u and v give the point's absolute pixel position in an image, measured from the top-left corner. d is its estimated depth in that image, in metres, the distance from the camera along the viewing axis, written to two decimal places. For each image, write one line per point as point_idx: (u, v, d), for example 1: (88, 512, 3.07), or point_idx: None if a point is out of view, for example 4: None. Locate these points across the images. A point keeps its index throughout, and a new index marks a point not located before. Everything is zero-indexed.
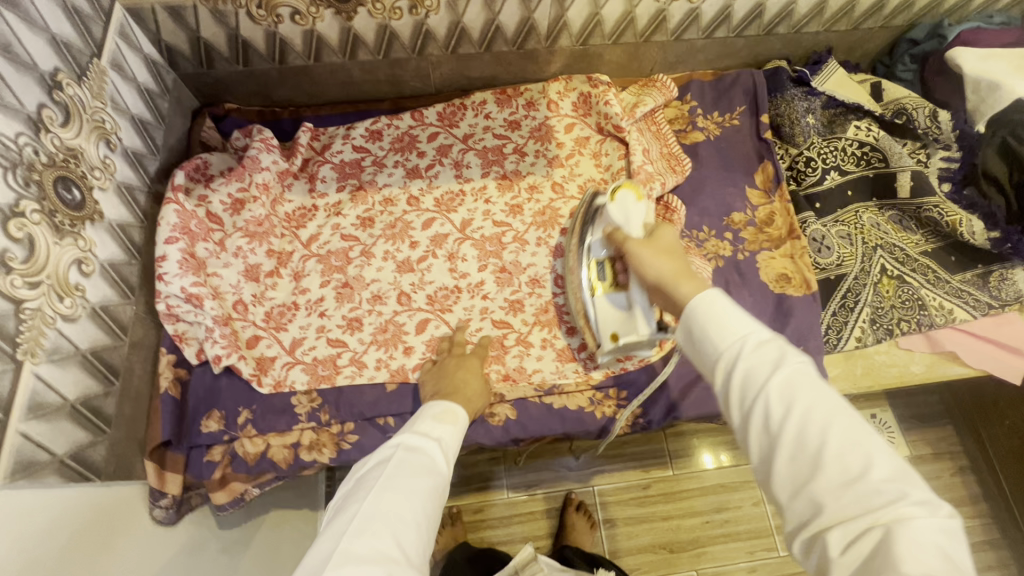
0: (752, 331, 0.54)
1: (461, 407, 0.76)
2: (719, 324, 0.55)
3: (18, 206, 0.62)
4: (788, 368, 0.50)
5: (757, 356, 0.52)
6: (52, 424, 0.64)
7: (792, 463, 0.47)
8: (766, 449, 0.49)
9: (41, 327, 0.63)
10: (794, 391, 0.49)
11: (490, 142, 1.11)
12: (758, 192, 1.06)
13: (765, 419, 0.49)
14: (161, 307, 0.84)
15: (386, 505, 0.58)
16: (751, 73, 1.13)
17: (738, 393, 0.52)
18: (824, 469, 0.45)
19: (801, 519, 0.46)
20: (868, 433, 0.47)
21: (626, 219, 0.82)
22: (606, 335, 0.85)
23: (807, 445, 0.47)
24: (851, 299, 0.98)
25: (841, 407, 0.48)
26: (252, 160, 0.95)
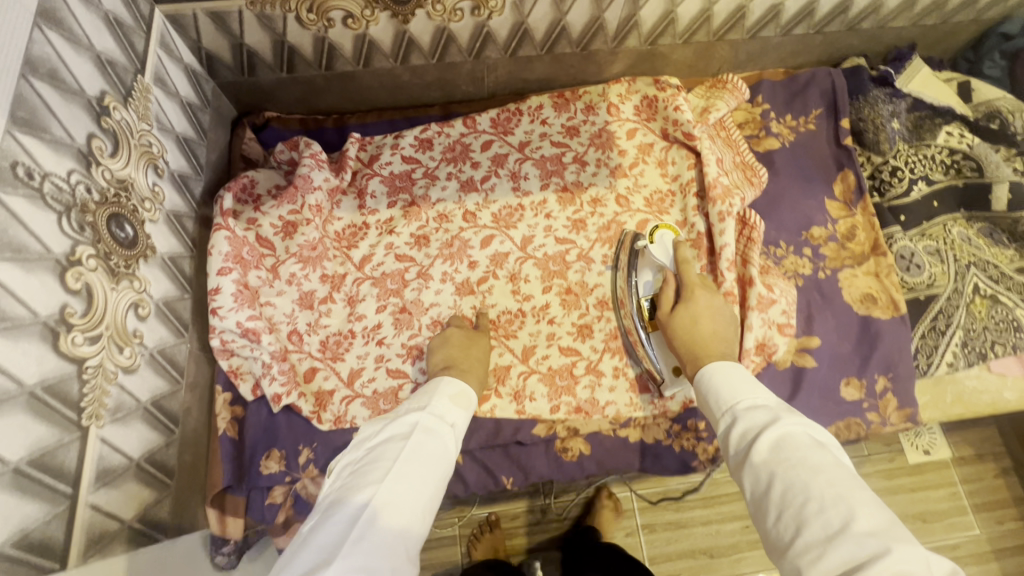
0: (749, 397, 0.60)
1: (471, 392, 0.73)
2: (722, 391, 0.63)
3: (75, 253, 0.56)
4: (776, 426, 0.54)
5: (751, 415, 0.57)
6: (120, 488, 0.59)
7: (783, 518, 0.48)
8: (760, 504, 0.52)
9: (103, 385, 0.58)
10: (781, 448, 0.52)
11: (548, 151, 1.03)
12: (838, 204, 0.99)
13: (753, 472, 0.52)
14: (216, 343, 0.79)
15: (403, 491, 0.55)
16: (828, 72, 1.05)
17: (734, 448, 0.57)
18: (807, 523, 0.46)
19: (793, 569, 0.46)
20: (855, 491, 0.47)
21: (665, 254, 0.86)
22: (668, 368, 0.84)
23: (793, 501, 0.48)
24: (941, 321, 0.92)
25: (827, 466, 0.49)
26: (305, 180, 0.87)
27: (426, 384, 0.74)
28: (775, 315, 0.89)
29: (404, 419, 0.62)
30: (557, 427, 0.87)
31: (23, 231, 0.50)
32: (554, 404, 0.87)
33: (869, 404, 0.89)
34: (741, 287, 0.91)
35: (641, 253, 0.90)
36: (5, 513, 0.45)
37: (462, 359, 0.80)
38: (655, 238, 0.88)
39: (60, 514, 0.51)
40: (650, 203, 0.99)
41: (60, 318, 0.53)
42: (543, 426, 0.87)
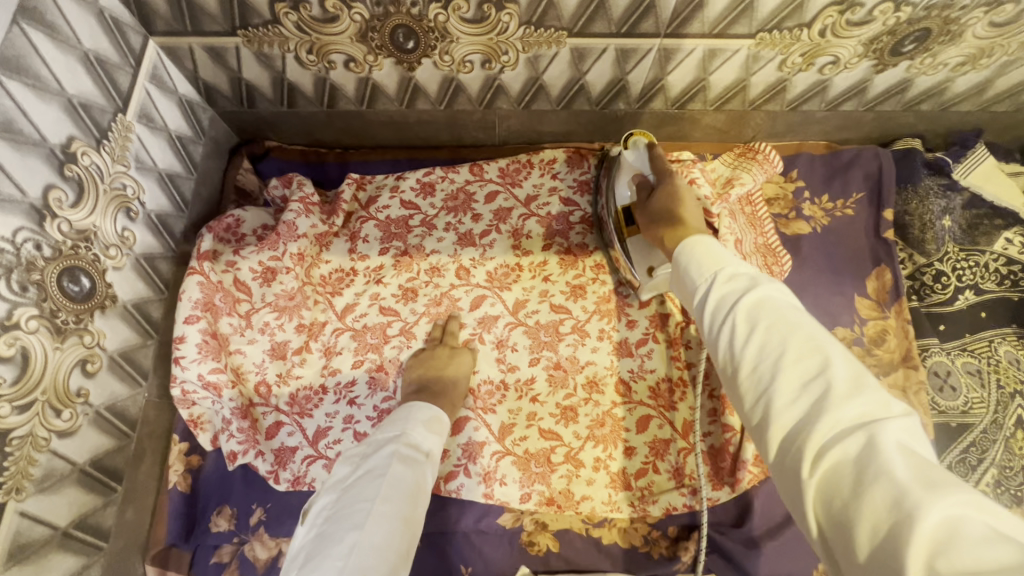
0: (730, 265, 0.49)
1: (445, 414, 0.75)
2: (701, 262, 0.51)
3: (11, 317, 0.53)
4: (758, 289, 0.45)
5: (729, 284, 0.47)
6: (38, 563, 0.56)
7: (756, 369, 0.41)
8: (730, 365, 0.44)
9: (30, 455, 0.54)
10: (761, 310, 0.43)
11: (555, 208, 0.96)
12: (869, 303, 0.89)
13: (728, 331, 0.44)
14: (176, 392, 0.75)
15: (383, 535, 0.55)
16: (876, 152, 0.94)
17: (708, 316, 0.47)
18: (783, 372, 0.39)
19: (761, 412, 0.40)
20: (830, 340, 0.40)
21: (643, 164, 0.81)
22: (641, 269, 0.81)
23: (769, 353, 0.41)
24: (974, 454, 0.81)
25: (807, 324, 0.41)
26: (288, 227, 0.83)
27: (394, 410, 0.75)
28: None
29: (378, 456, 0.63)
30: (525, 519, 0.81)
31: None
32: (525, 492, 0.81)
33: None
34: None
35: (618, 163, 0.84)
36: None
37: (435, 380, 0.80)
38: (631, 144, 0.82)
39: None
40: None
41: None
42: (510, 515, 0.81)
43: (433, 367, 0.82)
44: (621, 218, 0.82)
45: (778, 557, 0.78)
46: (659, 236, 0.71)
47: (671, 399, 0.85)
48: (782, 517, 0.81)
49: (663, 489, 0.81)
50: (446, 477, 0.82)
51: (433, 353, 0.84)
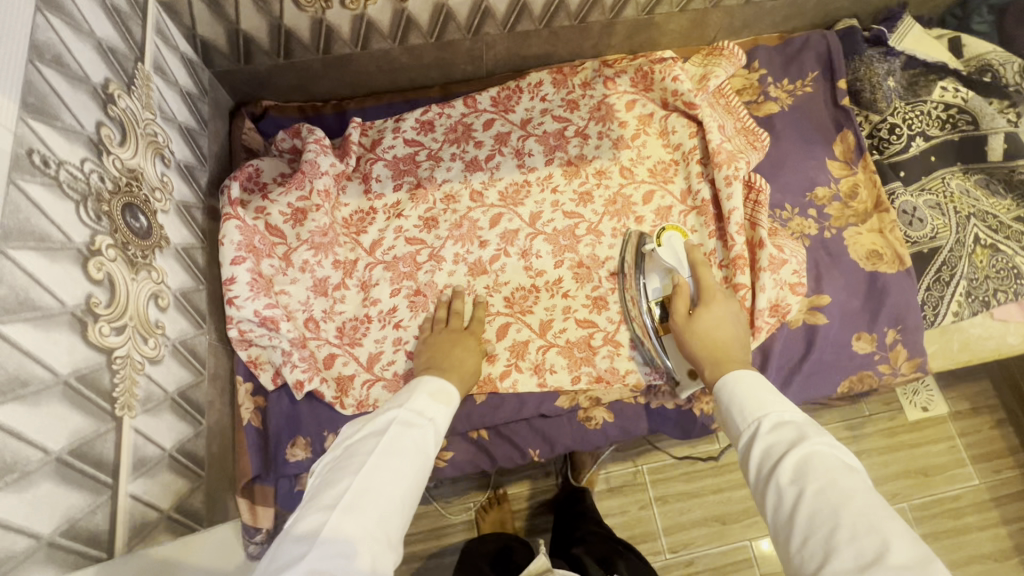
0: (776, 410, 0.56)
1: (453, 386, 0.72)
2: (746, 402, 0.59)
3: (95, 243, 0.55)
4: (802, 444, 0.51)
5: (774, 435, 0.54)
6: (157, 477, 0.59)
7: (809, 544, 0.45)
8: (784, 527, 0.49)
9: (132, 375, 0.57)
10: (807, 468, 0.49)
11: (550, 126, 1.03)
12: (839, 163, 1.00)
13: (778, 491, 0.50)
14: (234, 333, 0.78)
15: (377, 483, 0.55)
16: (822, 34, 1.06)
17: (756, 465, 0.54)
18: (837, 549, 0.43)
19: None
20: (890, 518, 0.44)
21: (678, 260, 0.84)
22: (682, 372, 0.83)
23: (820, 525, 0.45)
24: (946, 272, 0.94)
25: (860, 492, 0.46)
26: (311, 165, 0.86)
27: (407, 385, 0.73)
28: (786, 275, 0.91)
29: (381, 417, 0.62)
30: (580, 398, 0.88)
31: (44, 220, 0.48)
32: (575, 375, 0.88)
33: (880, 356, 0.91)
34: (750, 250, 0.93)
35: (648, 257, 0.88)
36: (53, 502, 0.45)
37: (443, 359, 0.78)
38: (664, 240, 0.86)
39: (103, 503, 0.50)
40: (654, 173, 1.00)
41: (87, 307, 0.52)
42: (565, 398, 0.88)
43: (442, 351, 0.80)
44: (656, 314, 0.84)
45: (798, 395, 0.91)
46: (696, 354, 0.74)
47: None
48: (801, 355, 0.91)
49: None
50: (501, 376, 0.87)
51: (442, 339, 0.83)
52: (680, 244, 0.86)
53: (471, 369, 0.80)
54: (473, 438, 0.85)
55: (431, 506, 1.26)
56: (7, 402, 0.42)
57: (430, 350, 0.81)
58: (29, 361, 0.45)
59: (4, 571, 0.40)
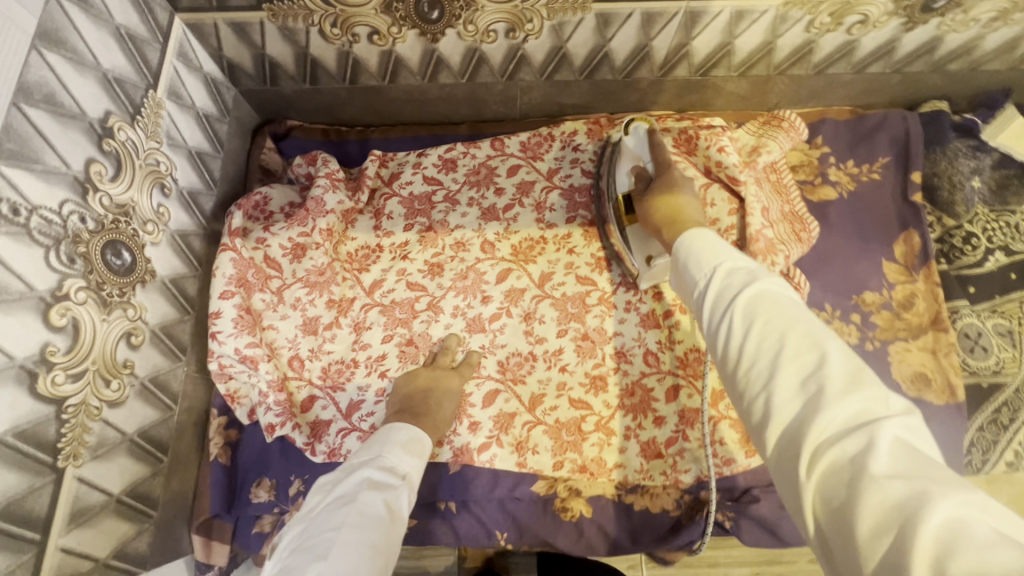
0: (728, 258, 0.48)
1: (426, 439, 0.71)
2: (699, 253, 0.50)
3: (62, 288, 0.53)
4: (755, 283, 0.43)
5: (725, 277, 0.46)
6: (97, 526, 0.58)
7: (755, 367, 0.39)
8: (726, 360, 0.42)
9: (84, 423, 0.56)
10: (758, 300, 0.42)
11: (577, 181, 0.97)
12: (897, 267, 0.89)
13: (727, 326, 0.42)
14: (213, 366, 0.77)
15: (352, 560, 0.49)
16: (903, 115, 0.94)
17: (709, 309, 0.46)
18: (779, 370, 0.37)
19: (757, 422, 0.38)
20: (831, 334, 0.38)
21: (643, 151, 0.83)
22: (641, 259, 0.83)
23: (766, 349, 0.39)
24: (1006, 414, 0.81)
25: (806, 318, 0.40)
26: (316, 203, 0.83)
27: (374, 435, 0.71)
28: None
29: (348, 479, 0.59)
30: (558, 486, 0.82)
31: (3, 269, 0.47)
32: (558, 460, 0.82)
33: None
34: None
35: (619, 152, 0.87)
36: None
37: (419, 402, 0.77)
38: (631, 131, 0.84)
39: (25, 563, 0.49)
40: None
41: (40, 358, 0.51)
42: (543, 483, 0.82)
43: (427, 380, 0.80)
44: (621, 207, 0.83)
45: None
46: (655, 227, 0.71)
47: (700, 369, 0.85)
48: None
49: (693, 458, 0.81)
50: (479, 448, 0.83)
51: (427, 369, 0.83)
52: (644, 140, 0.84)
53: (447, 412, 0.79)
54: (442, 507, 0.81)
55: None
56: None
57: (411, 376, 0.81)
58: None
59: None
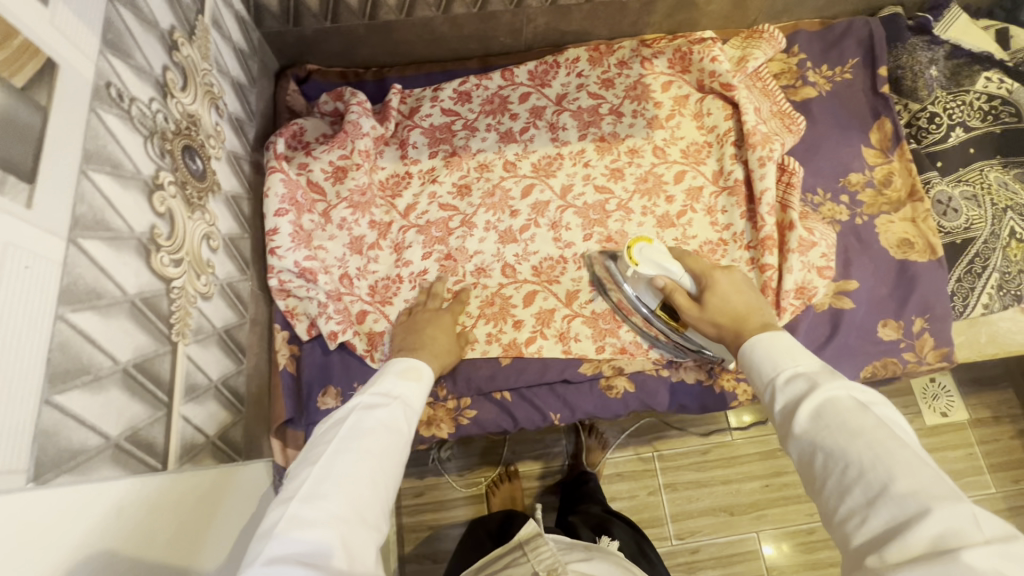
0: (790, 363, 0.56)
1: (424, 365, 0.69)
2: (764, 362, 0.59)
3: (158, 178, 0.58)
4: (815, 394, 0.51)
5: (789, 388, 0.54)
6: (204, 404, 0.62)
7: (828, 485, 0.46)
8: (806, 472, 0.50)
9: (187, 306, 0.60)
10: (821, 415, 0.49)
11: (584, 102, 1.04)
12: (874, 151, 1.00)
13: (796, 442, 0.50)
14: (274, 282, 0.83)
15: (342, 467, 0.51)
16: (865, 21, 1.06)
17: (778, 420, 0.54)
18: (851, 488, 0.44)
19: (840, 537, 0.45)
20: (901, 451, 0.44)
21: (664, 268, 0.78)
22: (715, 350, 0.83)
23: (833, 468, 0.46)
24: (978, 264, 0.93)
25: (869, 429, 0.46)
26: (354, 126, 0.93)
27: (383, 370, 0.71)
28: (814, 258, 0.92)
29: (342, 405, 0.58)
30: (603, 366, 0.89)
31: (119, 148, 0.52)
32: (598, 345, 0.89)
33: (905, 344, 0.91)
34: (780, 232, 0.94)
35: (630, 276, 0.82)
36: (119, 409, 0.48)
37: (429, 341, 0.81)
38: (635, 257, 0.79)
39: (160, 418, 0.53)
40: (686, 154, 1.01)
41: (151, 237, 0.55)
42: (589, 365, 0.89)
43: (416, 331, 0.83)
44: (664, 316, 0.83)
45: None
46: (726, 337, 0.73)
47: (715, 256, 0.95)
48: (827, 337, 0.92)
49: None
50: (526, 342, 0.89)
51: (415, 318, 0.86)
52: (654, 252, 0.79)
53: (445, 344, 0.83)
54: (497, 398, 0.88)
55: (444, 478, 1.29)
56: (83, 309, 0.45)
57: (403, 328, 0.84)
58: (102, 276, 0.47)
59: (79, 461, 0.43)
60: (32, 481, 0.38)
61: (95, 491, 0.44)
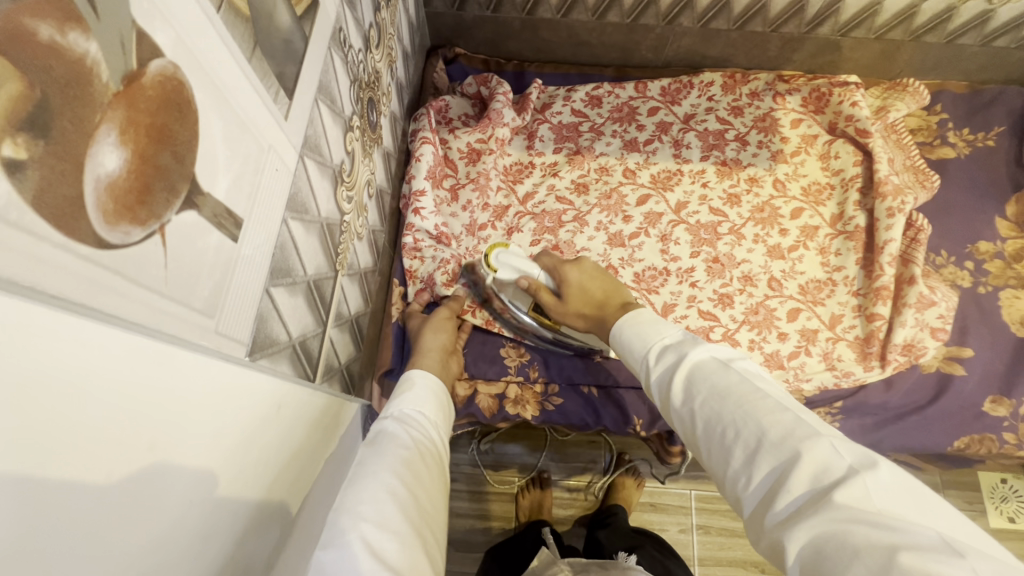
0: (657, 339, 0.56)
1: (433, 377, 0.67)
2: (632, 342, 0.59)
3: (353, 120, 0.64)
4: (681, 365, 0.51)
5: (659, 363, 0.54)
6: (343, 333, 0.67)
7: (710, 452, 0.46)
8: (693, 442, 0.49)
9: (349, 240, 0.66)
10: (692, 383, 0.49)
11: (712, 125, 1.05)
12: (1008, 224, 0.97)
13: (678, 413, 0.50)
14: (410, 240, 0.91)
15: (361, 494, 0.46)
16: (1019, 91, 1.04)
17: (656, 396, 0.54)
18: (731, 447, 0.44)
19: (733, 501, 0.43)
20: (766, 401, 0.44)
21: (522, 269, 0.82)
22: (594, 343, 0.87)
23: (713, 430, 0.46)
24: None
25: (732, 386, 0.47)
26: (497, 113, 0.98)
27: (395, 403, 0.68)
28: (930, 317, 0.89)
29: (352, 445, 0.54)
30: None
31: (336, 87, 0.57)
32: None
33: (1010, 424, 0.87)
34: (897, 285, 0.92)
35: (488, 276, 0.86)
36: (300, 315, 0.53)
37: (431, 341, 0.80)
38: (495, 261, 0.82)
39: (319, 333, 0.58)
40: (806, 192, 1.00)
41: (340, 171, 0.60)
42: None
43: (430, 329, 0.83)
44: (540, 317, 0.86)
45: (908, 432, 0.87)
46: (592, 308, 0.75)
47: (820, 296, 0.94)
48: (924, 402, 0.88)
49: (816, 369, 0.89)
50: None
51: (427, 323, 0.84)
52: (510, 255, 0.83)
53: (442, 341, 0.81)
54: (585, 392, 0.89)
55: (479, 470, 1.28)
56: (297, 220, 0.49)
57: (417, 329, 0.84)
58: (310, 195, 0.52)
59: (271, 351, 0.47)
60: (248, 356, 0.43)
61: (278, 382, 0.48)
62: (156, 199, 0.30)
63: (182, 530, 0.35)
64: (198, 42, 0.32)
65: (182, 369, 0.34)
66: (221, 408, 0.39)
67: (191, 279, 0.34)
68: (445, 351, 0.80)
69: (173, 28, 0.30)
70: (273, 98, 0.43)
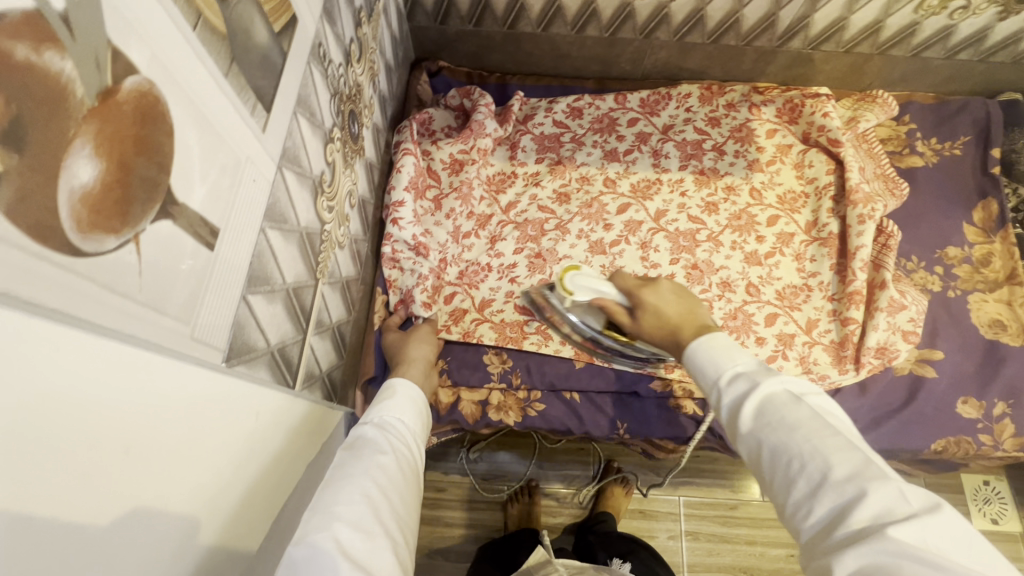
0: (731, 364, 0.54)
1: (413, 385, 0.68)
2: (703, 364, 0.57)
3: (333, 132, 0.65)
4: (755, 395, 0.50)
5: (729, 388, 0.53)
6: (324, 341, 0.68)
7: (774, 482, 0.47)
8: (755, 468, 0.50)
9: (330, 250, 0.67)
10: (764, 414, 0.49)
11: (690, 135, 1.08)
12: (976, 230, 1.00)
13: (744, 441, 0.50)
14: (387, 250, 0.92)
15: (335, 495, 0.47)
16: (983, 102, 1.08)
17: (721, 420, 0.54)
18: (795, 480, 0.45)
19: (792, 530, 0.45)
20: (837, 438, 0.44)
21: (600, 290, 0.70)
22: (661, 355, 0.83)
23: (780, 463, 0.46)
24: None
25: (802, 422, 0.47)
26: (479, 125, 1.01)
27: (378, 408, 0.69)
28: (902, 321, 0.92)
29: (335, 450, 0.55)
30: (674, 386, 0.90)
31: (316, 100, 0.59)
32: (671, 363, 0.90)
33: (983, 425, 0.89)
34: (870, 289, 0.94)
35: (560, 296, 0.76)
36: (279, 323, 0.54)
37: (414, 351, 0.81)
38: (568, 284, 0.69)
39: (299, 340, 0.59)
40: (782, 201, 1.03)
41: (321, 182, 0.62)
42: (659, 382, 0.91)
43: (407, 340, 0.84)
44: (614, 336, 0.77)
45: (889, 436, 0.88)
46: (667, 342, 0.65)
47: (796, 301, 0.96)
48: (899, 404, 0.90)
49: (793, 373, 0.91)
50: None
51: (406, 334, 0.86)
52: (585, 274, 0.70)
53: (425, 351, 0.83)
54: (568, 398, 0.91)
55: (467, 479, 1.28)
56: (275, 229, 0.51)
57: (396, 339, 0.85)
58: (289, 204, 0.53)
59: (250, 357, 0.48)
60: (225, 362, 0.44)
61: (255, 388, 0.49)
62: (134, 209, 0.32)
63: (160, 531, 0.36)
64: (175, 59, 0.34)
65: (158, 372, 0.35)
66: (200, 411, 0.40)
67: (167, 285, 0.35)
68: (428, 363, 0.81)
69: (149, 46, 0.32)
70: (251, 111, 0.44)
